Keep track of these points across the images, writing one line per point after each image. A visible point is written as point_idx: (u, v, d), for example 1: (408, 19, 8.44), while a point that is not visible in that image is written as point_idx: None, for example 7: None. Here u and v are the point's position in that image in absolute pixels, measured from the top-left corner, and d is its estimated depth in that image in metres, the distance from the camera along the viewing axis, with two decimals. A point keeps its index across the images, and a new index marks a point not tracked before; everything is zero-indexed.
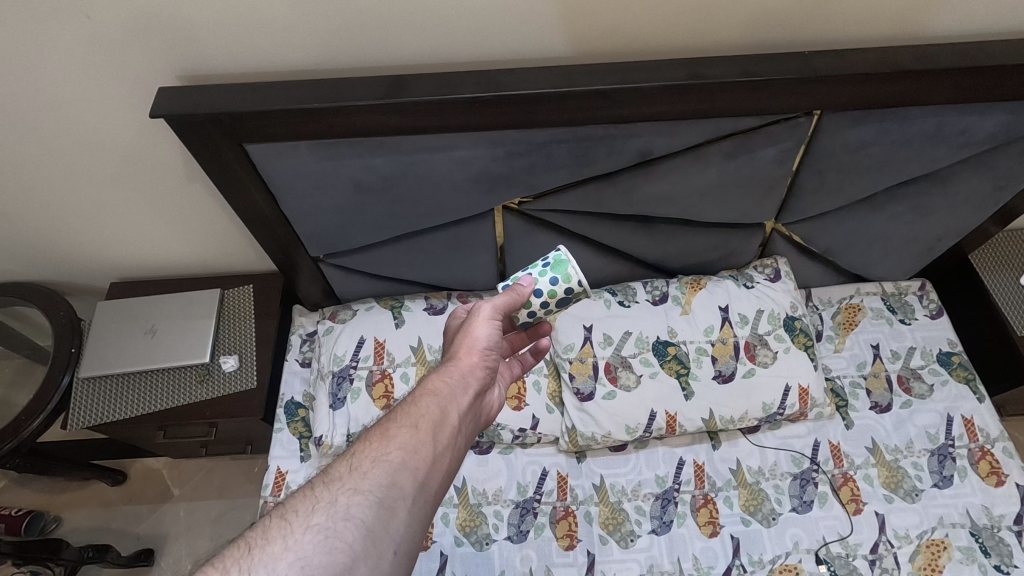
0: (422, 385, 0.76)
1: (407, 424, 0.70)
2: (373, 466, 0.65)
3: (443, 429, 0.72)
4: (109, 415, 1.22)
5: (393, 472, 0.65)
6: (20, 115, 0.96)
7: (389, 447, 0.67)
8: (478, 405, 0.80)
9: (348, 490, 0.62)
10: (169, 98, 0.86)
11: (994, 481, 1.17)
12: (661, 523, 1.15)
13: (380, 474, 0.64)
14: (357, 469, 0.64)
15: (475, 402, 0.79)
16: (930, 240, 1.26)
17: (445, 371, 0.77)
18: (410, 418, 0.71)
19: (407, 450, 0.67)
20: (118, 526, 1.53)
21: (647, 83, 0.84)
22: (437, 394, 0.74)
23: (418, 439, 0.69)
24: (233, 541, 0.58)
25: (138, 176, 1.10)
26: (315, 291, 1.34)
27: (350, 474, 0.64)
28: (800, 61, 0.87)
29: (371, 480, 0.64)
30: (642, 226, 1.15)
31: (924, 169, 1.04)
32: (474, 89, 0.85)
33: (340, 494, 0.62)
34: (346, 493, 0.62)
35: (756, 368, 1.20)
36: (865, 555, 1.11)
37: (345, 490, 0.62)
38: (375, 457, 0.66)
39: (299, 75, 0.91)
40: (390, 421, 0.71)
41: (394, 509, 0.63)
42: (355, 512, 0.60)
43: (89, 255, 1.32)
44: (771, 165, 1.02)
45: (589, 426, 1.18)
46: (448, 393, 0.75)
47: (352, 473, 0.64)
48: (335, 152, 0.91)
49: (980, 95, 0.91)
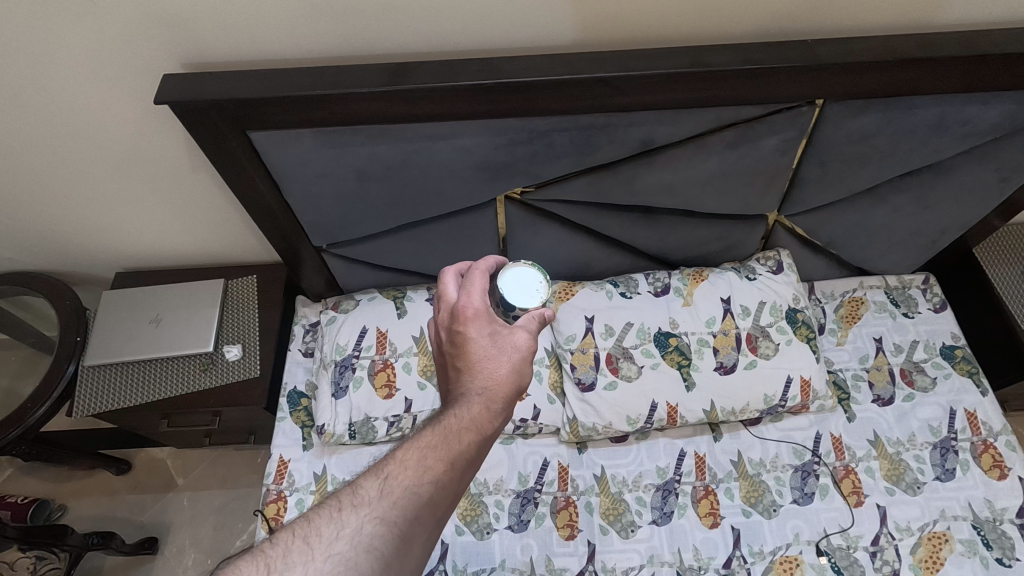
0: (463, 408, 0.71)
1: (444, 457, 0.66)
2: (404, 498, 0.62)
3: (474, 466, 0.69)
4: (113, 403, 1.23)
5: (423, 509, 0.63)
6: (25, 102, 0.97)
7: (423, 481, 0.64)
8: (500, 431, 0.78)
9: (375, 519, 0.60)
10: (174, 85, 0.87)
11: (996, 475, 1.16)
12: (661, 514, 1.16)
13: (408, 506, 0.62)
14: (387, 497, 0.62)
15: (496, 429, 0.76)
16: (934, 233, 1.26)
17: (487, 398, 0.72)
18: (448, 449, 0.67)
19: (439, 487, 0.65)
20: (122, 515, 1.55)
21: (648, 70, 0.84)
22: (478, 425, 0.70)
23: (452, 478, 0.66)
24: (252, 552, 0.56)
25: (142, 164, 1.10)
26: (319, 282, 1.35)
27: (378, 500, 0.62)
28: (803, 48, 0.87)
29: (400, 514, 0.61)
30: (643, 217, 1.15)
31: (927, 159, 1.04)
32: (476, 77, 0.85)
33: (366, 524, 0.60)
34: (372, 521, 0.60)
35: (757, 360, 1.20)
36: (866, 547, 1.11)
37: (371, 518, 0.60)
38: (408, 488, 0.63)
39: (302, 63, 0.91)
40: (424, 444, 0.67)
41: (414, 547, 0.61)
42: (379, 546, 0.59)
43: (94, 244, 1.33)
44: (773, 155, 1.02)
45: (589, 417, 1.19)
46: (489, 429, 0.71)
47: (381, 501, 0.62)
48: (338, 140, 0.92)
49: (983, 84, 0.91)
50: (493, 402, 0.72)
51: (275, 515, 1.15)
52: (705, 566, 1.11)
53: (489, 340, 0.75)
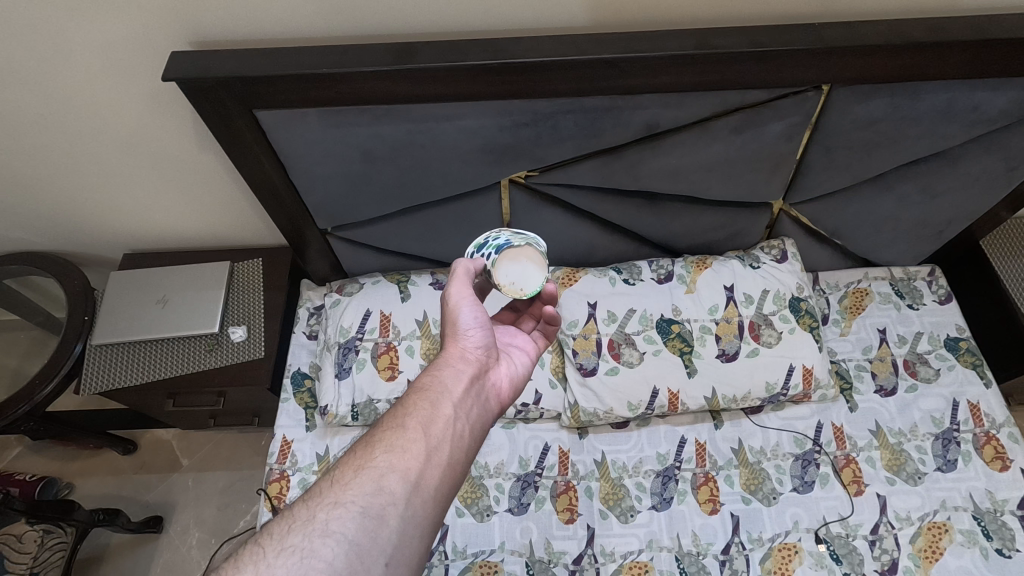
0: (412, 388, 0.77)
1: (393, 428, 0.71)
2: (357, 473, 0.66)
3: (434, 425, 0.73)
4: (120, 381, 1.25)
5: (379, 476, 0.66)
6: (34, 81, 0.97)
7: (374, 453, 0.69)
8: (479, 394, 0.81)
9: (326, 506, 0.62)
10: (180, 62, 0.87)
11: (998, 466, 1.16)
12: (661, 500, 1.16)
13: (361, 483, 0.65)
14: (340, 480, 0.65)
15: (472, 393, 0.80)
16: (941, 223, 1.25)
17: (431, 369, 0.79)
18: (397, 422, 0.73)
19: (394, 455, 0.68)
20: (128, 494, 1.57)
21: (654, 52, 0.84)
22: (425, 393, 0.76)
23: (405, 441, 0.70)
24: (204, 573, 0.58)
25: (150, 145, 1.11)
26: (324, 266, 1.35)
27: (331, 487, 0.65)
28: (810, 31, 0.87)
29: (353, 489, 0.64)
30: (647, 203, 1.15)
31: (934, 147, 1.03)
32: (481, 56, 0.85)
33: (318, 510, 0.62)
34: (327, 506, 0.63)
35: (760, 348, 1.20)
36: (865, 535, 1.11)
37: (324, 505, 0.63)
38: (359, 465, 0.67)
39: (309, 43, 0.92)
40: (376, 429, 0.72)
41: (382, 515, 0.63)
42: (334, 526, 0.61)
43: (102, 225, 1.34)
44: (780, 140, 1.01)
45: (591, 402, 1.19)
46: (438, 390, 0.76)
47: (333, 486, 0.65)
48: (343, 120, 0.92)
49: (992, 69, 0.90)
50: (436, 369, 0.79)
51: (278, 493, 1.17)
52: (704, 552, 1.11)
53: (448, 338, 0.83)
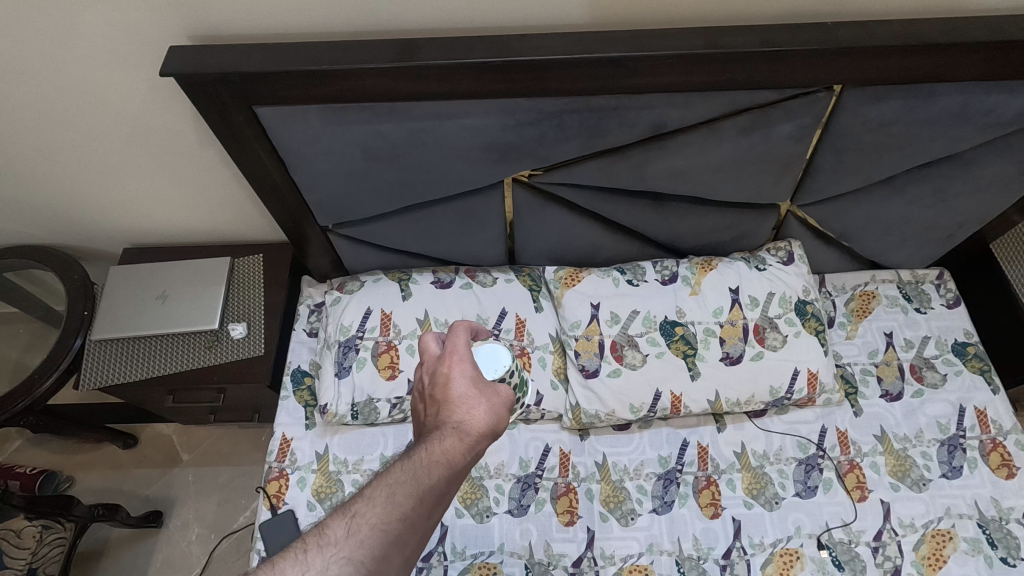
0: (437, 444, 0.71)
1: (413, 493, 0.67)
2: (370, 535, 0.63)
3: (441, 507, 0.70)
4: (119, 377, 1.24)
5: (387, 545, 0.63)
6: (30, 74, 0.96)
7: (391, 517, 0.65)
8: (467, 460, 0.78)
9: (339, 560, 0.61)
10: (178, 56, 0.85)
11: (1005, 474, 1.15)
12: (662, 503, 1.15)
13: (374, 545, 0.63)
14: (352, 537, 0.63)
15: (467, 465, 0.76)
16: (951, 227, 1.23)
17: (460, 431, 0.73)
18: (418, 485, 0.67)
19: (406, 526, 0.65)
20: (128, 488, 1.57)
21: (663, 51, 0.82)
22: (449, 460, 0.70)
23: (420, 515, 0.67)
24: None
25: (150, 140, 1.10)
26: (325, 262, 1.34)
27: (344, 539, 0.63)
28: (823, 31, 0.85)
29: (364, 552, 0.62)
30: (653, 204, 1.14)
31: (946, 150, 1.01)
32: (486, 54, 0.83)
33: (331, 563, 0.61)
34: (338, 561, 0.61)
35: (765, 351, 1.18)
36: (868, 542, 1.10)
37: (337, 559, 0.61)
38: (374, 525, 0.64)
39: (310, 37, 0.90)
40: (397, 478, 0.68)
41: None
42: None
43: (102, 219, 1.33)
44: (788, 142, 0.99)
45: (593, 404, 1.18)
46: (462, 468, 0.70)
47: (346, 540, 0.63)
48: (344, 117, 0.91)
49: (1007, 72, 0.88)
50: (468, 436, 0.73)
51: (276, 492, 1.16)
52: (705, 556, 1.10)
53: (471, 384, 0.78)
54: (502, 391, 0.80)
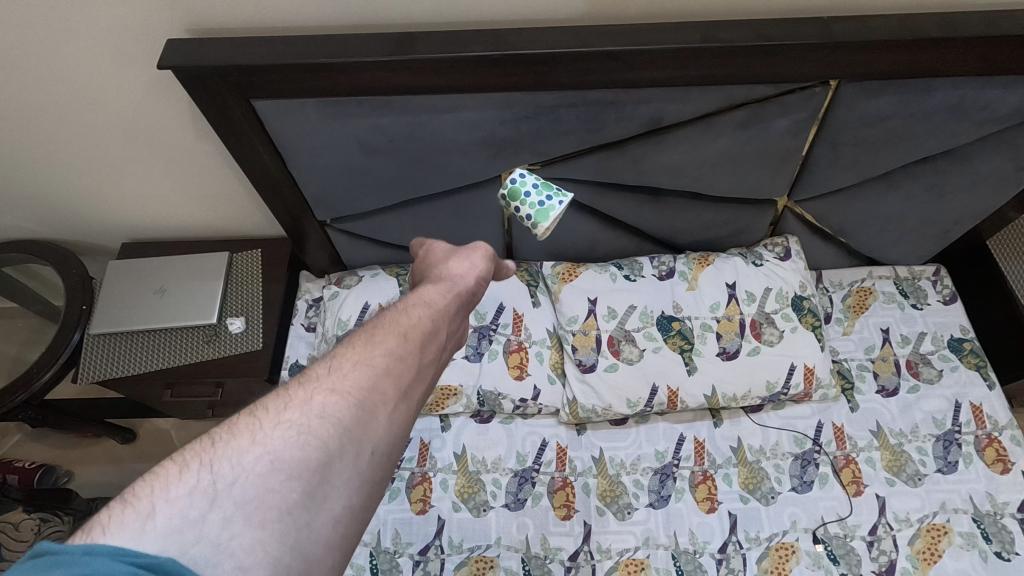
0: (401, 315, 0.68)
1: (379, 334, 0.63)
2: (335, 388, 0.55)
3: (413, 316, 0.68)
4: (118, 371, 1.24)
5: (364, 382, 0.57)
6: (28, 67, 0.96)
7: (367, 367, 0.59)
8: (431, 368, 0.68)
9: (321, 390, 0.55)
10: (176, 49, 0.86)
11: (999, 469, 1.15)
12: (659, 497, 1.16)
13: (353, 376, 0.57)
14: (314, 390, 0.54)
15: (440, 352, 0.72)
16: (947, 223, 1.23)
17: (426, 300, 0.72)
18: (390, 348, 0.62)
19: (382, 354, 0.60)
20: (127, 482, 1.57)
21: (660, 45, 0.83)
22: (414, 323, 0.67)
23: (396, 361, 0.61)
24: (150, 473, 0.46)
25: (148, 134, 1.10)
26: (323, 257, 1.34)
27: (289, 417, 0.52)
28: (820, 25, 0.85)
29: (352, 382, 0.57)
30: (650, 199, 1.14)
31: (942, 146, 1.02)
32: (483, 47, 0.84)
33: (305, 390, 0.54)
34: (304, 409, 0.53)
35: (761, 346, 1.19)
36: (864, 536, 1.11)
37: (303, 413, 0.52)
38: (358, 362, 0.59)
39: (308, 31, 0.90)
40: (339, 362, 0.59)
41: (368, 402, 0.56)
42: (330, 408, 0.54)
43: (101, 214, 1.33)
44: (785, 137, 1.00)
45: (590, 398, 1.18)
46: (431, 330, 0.68)
47: (306, 388, 0.55)
48: (342, 111, 0.91)
49: (1003, 67, 0.88)
50: (436, 303, 0.72)
51: None
52: (701, 550, 1.11)
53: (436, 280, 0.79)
54: (467, 272, 0.81)
